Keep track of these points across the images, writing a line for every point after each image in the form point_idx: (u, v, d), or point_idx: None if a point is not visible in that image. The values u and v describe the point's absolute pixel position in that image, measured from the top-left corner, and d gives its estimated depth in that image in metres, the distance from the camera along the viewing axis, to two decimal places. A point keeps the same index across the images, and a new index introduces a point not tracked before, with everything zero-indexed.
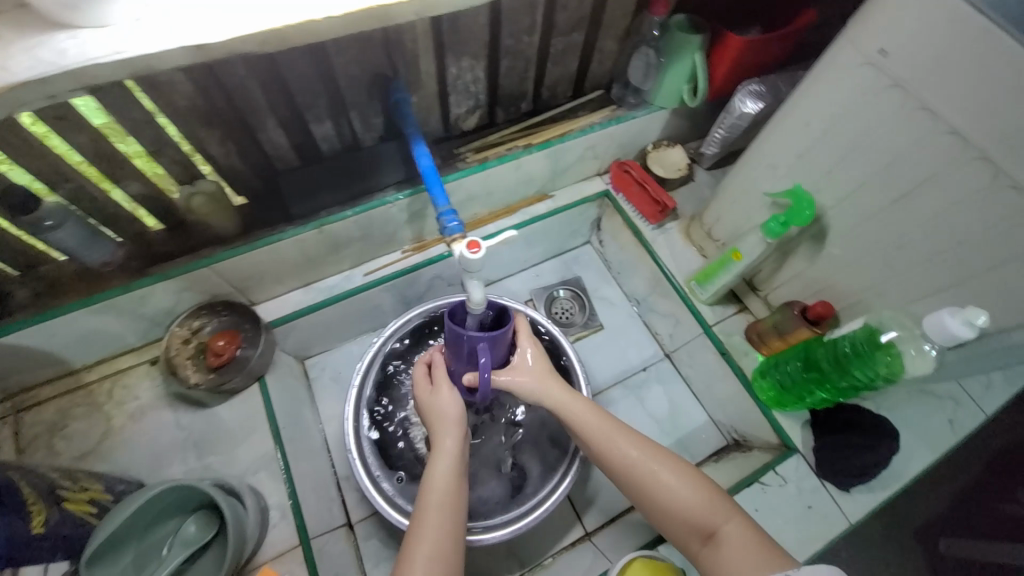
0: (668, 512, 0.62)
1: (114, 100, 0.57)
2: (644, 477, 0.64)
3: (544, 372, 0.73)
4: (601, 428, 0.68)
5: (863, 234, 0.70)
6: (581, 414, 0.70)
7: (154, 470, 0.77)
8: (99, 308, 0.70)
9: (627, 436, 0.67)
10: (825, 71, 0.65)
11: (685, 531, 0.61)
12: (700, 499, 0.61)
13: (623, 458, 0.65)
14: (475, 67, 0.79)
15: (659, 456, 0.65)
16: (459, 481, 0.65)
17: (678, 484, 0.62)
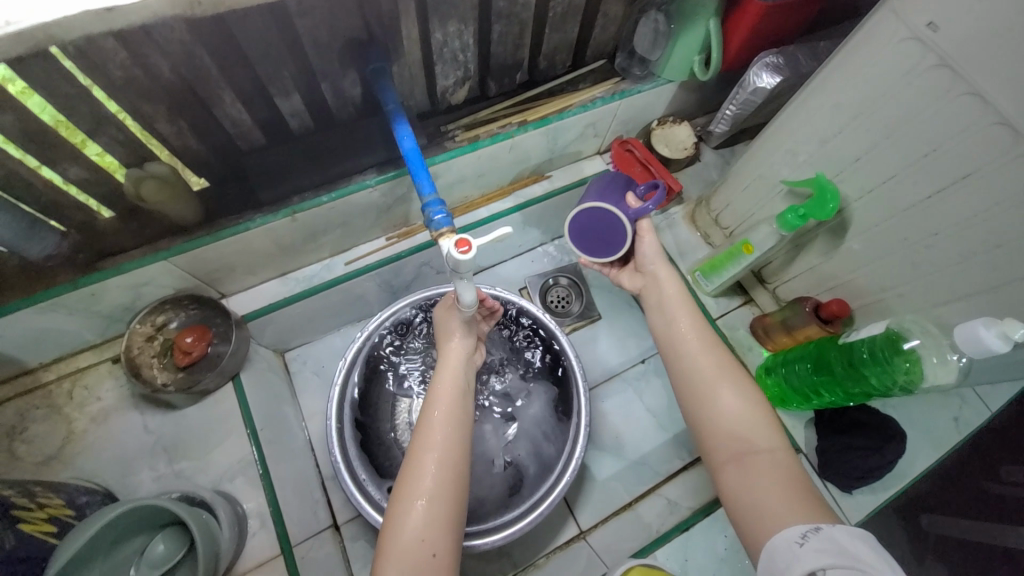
0: (713, 422, 0.59)
1: (35, 73, 0.48)
2: (704, 381, 0.62)
3: (659, 260, 0.73)
4: (680, 333, 0.66)
5: (888, 231, 0.64)
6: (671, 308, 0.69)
7: (122, 477, 0.72)
8: (46, 306, 0.63)
9: (706, 347, 0.64)
10: (862, 46, 0.57)
11: (721, 443, 0.58)
12: (750, 418, 0.58)
13: (690, 361, 0.64)
14: (464, 32, 0.69)
15: (730, 369, 0.63)
16: (463, 399, 0.66)
17: (731, 398, 0.60)
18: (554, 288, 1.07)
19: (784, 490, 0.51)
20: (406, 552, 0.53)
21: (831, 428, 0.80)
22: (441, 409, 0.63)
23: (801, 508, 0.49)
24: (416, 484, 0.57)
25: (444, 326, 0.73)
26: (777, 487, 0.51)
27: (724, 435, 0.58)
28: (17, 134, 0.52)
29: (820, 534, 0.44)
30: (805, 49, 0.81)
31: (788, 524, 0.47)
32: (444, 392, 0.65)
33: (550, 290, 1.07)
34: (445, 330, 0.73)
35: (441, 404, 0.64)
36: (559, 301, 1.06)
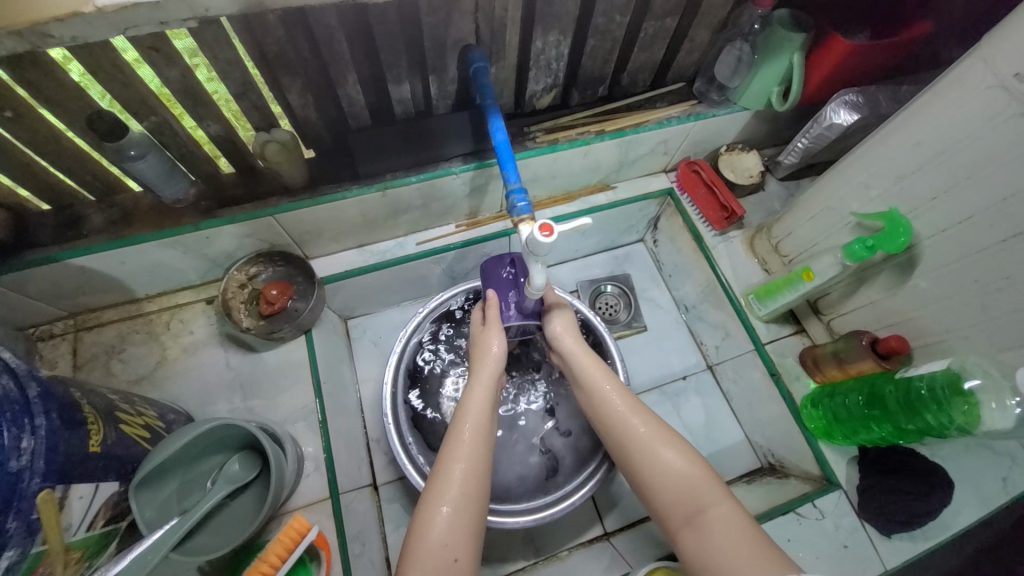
0: (657, 485, 0.60)
1: (208, 39, 0.57)
2: (640, 445, 0.63)
3: (567, 332, 0.75)
4: (610, 397, 0.68)
5: (956, 272, 0.65)
6: (599, 377, 0.70)
7: (201, 405, 0.80)
8: (168, 241, 0.72)
9: (637, 409, 0.66)
10: (949, 88, 0.59)
11: (671, 506, 0.59)
12: (690, 475, 0.59)
13: (623, 423, 0.65)
14: (561, 43, 0.75)
15: (665, 432, 0.64)
16: (491, 419, 0.66)
17: (673, 456, 0.61)
18: (604, 296, 1.11)
19: (747, 552, 0.52)
20: (428, 557, 0.55)
21: (874, 467, 0.79)
22: (469, 425, 0.64)
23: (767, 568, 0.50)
24: (440, 491, 0.59)
25: (481, 342, 0.74)
26: (737, 546, 0.53)
27: (672, 497, 0.59)
28: (180, 89, 0.61)
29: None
30: (889, 90, 0.83)
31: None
32: (475, 407, 0.65)
33: (599, 297, 1.11)
34: (480, 344, 0.73)
35: (470, 420, 0.64)
36: (607, 309, 1.10)
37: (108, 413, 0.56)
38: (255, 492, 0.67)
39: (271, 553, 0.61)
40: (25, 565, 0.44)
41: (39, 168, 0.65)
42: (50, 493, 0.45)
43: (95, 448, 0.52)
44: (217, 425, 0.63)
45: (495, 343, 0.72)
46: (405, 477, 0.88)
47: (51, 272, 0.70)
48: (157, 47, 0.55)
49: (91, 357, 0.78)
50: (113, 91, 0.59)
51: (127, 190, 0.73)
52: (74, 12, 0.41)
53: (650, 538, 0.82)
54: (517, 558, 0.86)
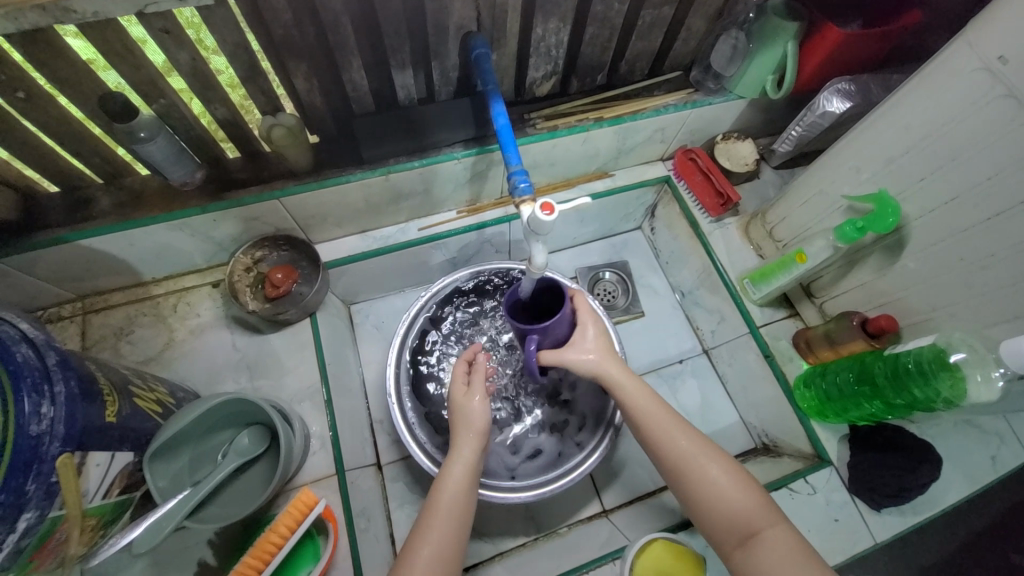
0: (708, 506, 0.61)
1: (218, 21, 0.58)
2: (687, 465, 0.63)
3: (600, 347, 0.71)
4: (652, 415, 0.67)
5: (943, 251, 0.68)
6: (636, 394, 0.69)
7: (208, 384, 0.82)
8: (175, 223, 0.74)
9: (681, 426, 0.66)
10: (936, 72, 0.61)
11: (724, 527, 0.59)
12: (742, 498, 0.60)
13: (667, 443, 0.65)
14: (561, 30, 0.77)
15: (710, 448, 0.64)
16: (470, 494, 0.65)
17: (719, 473, 0.62)
18: (602, 282, 1.13)
19: (803, 570, 0.53)
20: None
21: (865, 445, 0.80)
22: (443, 504, 0.63)
23: None
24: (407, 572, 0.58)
25: (463, 410, 0.69)
26: (795, 567, 0.53)
27: (723, 520, 0.60)
28: (190, 72, 0.62)
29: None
30: (880, 77, 0.85)
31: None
32: (452, 484, 0.64)
33: (598, 283, 1.13)
34: (461, 411, 0.69)
35: (445, 499, 0.63)
36: (606, 295, 1.12)
37: (122, 387, 0.58)
38: (263, 466, 0.69)
39: (279, 525, 0.63)
40: (42, 530, 0.45)
41: (49, 149, 0.66)
42: (69, 457, 0.46)
43: (111, 418, 0.53)
44: (230, 399, 0.66)
45: (477, 410, 0.69)
46: (408, 457, 0.90)
47: (59, 253, 0.71)
48: (168, 29, 0.57)
49: (98, 339, 0.80)
50: (123, 73, 0.60)
51: (135, 174, 0.74)
52: None
53: (647, 516, 0.84)
54: (517, 534, 0.88)
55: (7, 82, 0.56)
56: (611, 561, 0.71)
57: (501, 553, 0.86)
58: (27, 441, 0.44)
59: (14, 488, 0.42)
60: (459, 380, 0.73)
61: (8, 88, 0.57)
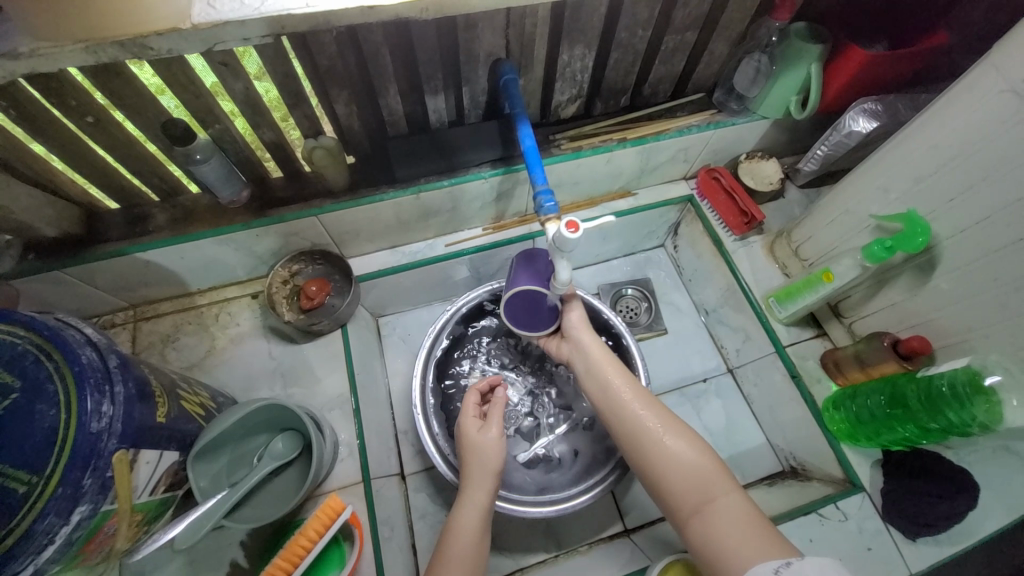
0: (667, 478, 0.62)
1: (271, 54, 0.63)
2: (649, 438, 0.65)
3: (582, 325, 0.77)
4: (616, 392, 0.70)
5: (977, 271, 0.67)
6: (607, 370, 0.73)
7: (245, 390, 0.86)
8: (222, 238, 0.79)
9: (645, 403, 0.69)
10: (963, 93, 0.61)
11: (680, 496, 0.60)
12: (699, 466, 0.61)
13: (632, 418, 0.67)
14: (586, 56, 0.80)
15: (672, 423, 0.66)
16: (483, 532, 0.66)
17: (680, 447, 0.63)
18: (625, 299, 1.14)
19: (749, 532, 0.54)
20: None
21: (899, 471, 0.78)
22: (459, 543, 0.64)
23: (772, 546, 0.52)
24: None
25: (478, 445, 0.71)
26: (745, 534, 0.54)
27: (681, 488, 0.61)
28: (243, 100, 0.68)
29: (790, 568, 0.48)
30: (907, 98, 0.85)
31: (762, 561, 0.50)
32: (467, 526, 0.65)
33: (621, 300, 1.14)
34: (473, 445, 0.72)
35: (461, 535, 0.65)
36: (628, 312, 1.12)
37: (171, 390, 0.62)
38: (296, 470, 0.73)
39: (308, 528, 0.66)
40: (93, 522, 0.48)
41: (114, 170, 0.73)
42: (123, 454, 0.50)
43: (161, 419, 0.57)
44: (270, 405, 0.69)
45: (485, 445, 0.71)
46: (431, 468, 0.92)
47: (115, 264, 0.77)
48: (227, 62, 0.62)
49: (147, 345, 0.86)
50: (184, 101, 0.66)
51: (188, 192, 0.80)
52: (175, 27, 0.48)
53: (670, 536, 0.82)
54: (538, 550, 0.88)
55: (80, 108, 0.63)
56: None
57: (521, 568, 0.86)
58: (87, 437, 0.47)
59: (73, 483, 0.45)
60: (466, 413, 0.76)
61: (80, 113, 0.63)
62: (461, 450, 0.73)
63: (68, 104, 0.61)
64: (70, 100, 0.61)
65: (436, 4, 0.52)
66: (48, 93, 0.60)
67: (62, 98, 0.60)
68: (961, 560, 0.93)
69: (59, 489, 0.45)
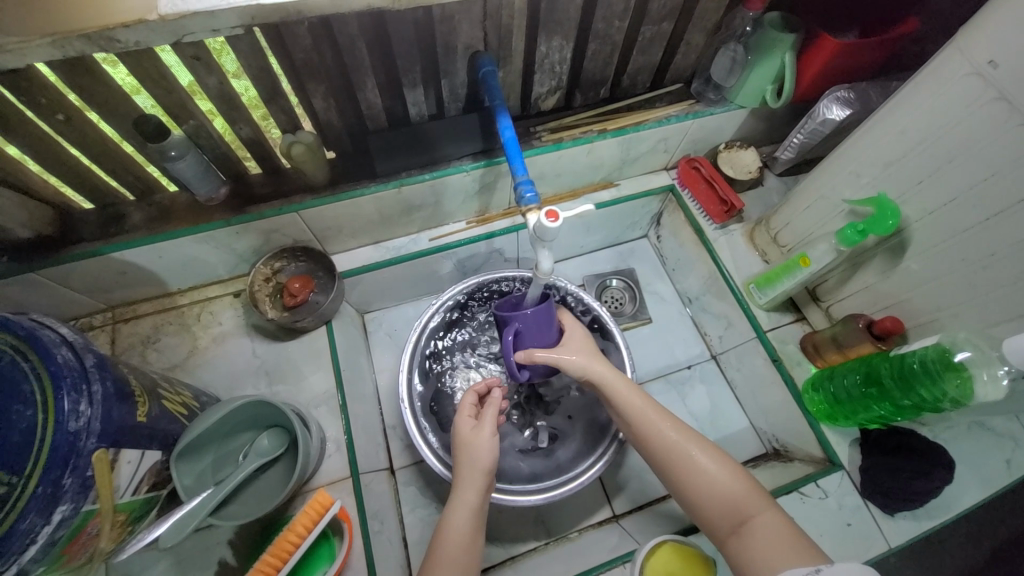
0: (702, 498, 0.63)
1: (244, 47, 0.63)
2: (679, 460, 0.65)
3: (594, 357, 0.76)
4: (641, 411, 0.70)
5: (945, 252, 0.69)
6: (628, 395, 0.72)
7: (229, 389, 0.86)
8: (201, 236, 0.78)
9: (671, 421, 0.69)
10: (930, 78, 0.63)
11: (714, 517, 0.61)
12: (733, 487, 0.62)
13: (658, 437, 0.68)
14: (564, 47, 0.80)
15: (701, 442, 0.67)
16: (477, 533, 0.67)
17: (710, 464, 0.64)
18: (610, 289, 1.15)
19: (783, 547, 0.55)
20: None
21: (877, 449, 0.80)
22: (452, 546, 0.64)
23: (803, 557, 0.53)
24: None
25: (473, 444, 0.71)
26: (781, 548, 0.54)
27: (715, 508, 0.61)
28: (218, 94, 0.67)
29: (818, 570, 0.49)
30: (879, 85, 0.87)
31: (795, 568, 0.51)
32: (458, 527, 0.66)
33: (606, 290, 1.15)
34: (469, 446, 0.72)
35: (453, 535, 0.65)
36: (613, 301, 1.14)
37: (152, 389, 0.61)
38: (283, 465, 0.73)
39: (296, 524, 0.66)
40: (75, 522, 0.48)
41: (86, 169, 0.71)
42: (104, 453, 0.49)
43: (142, 418, 0.56)
44: (253, 401, 0.69)
45: (482, 449, 0.71)
46: (420, 462, 0.93)
47: (92, 265, 0.75)
48: (199, 56, 0.61)
49: (127, 346, 0.85)
50: (157, 97, 0.65)
51: (164, 190, 0.79)
52: (142, 18, 0.47)
53: (660, 520, 0.84)
54: (528, 539, 0.89)
55: (50, 107, 0.61)
56: (622, 564, 0.72)
57: (512, 557, 0.87)
58: (65, 436, 0.46)
59: (52, 482, 0.45)
60: (462, 413, 0.76)
61: (50, 111, 0.62)
62: (456, 447, 0.73)
63: (35, 102, 0.60)
64: (39, 97, 0.60)
65: None
66: (17, 91, 0.58)
67: (27, 95, 0.59)
68: (938, 534, 0.97)
69: (38, 489, 0.44)
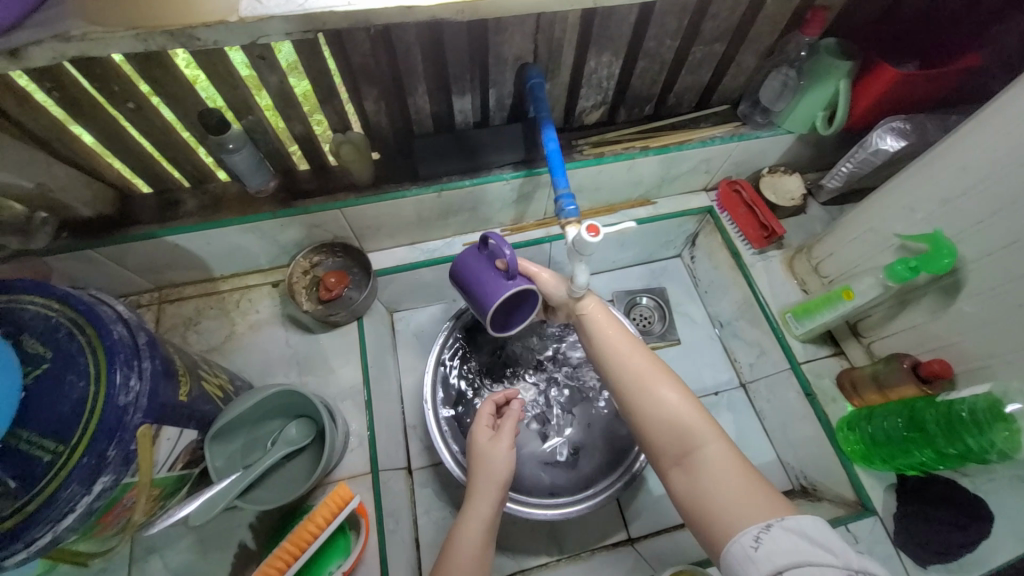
0: (652, 426, 0.60)
1: (306, 49, 0.65)
2: (637, 389, 0.63)
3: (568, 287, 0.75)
4: (614, 344, 0.68)
5: (1004, 296, 0.65)
6: (606, 330, 0.70)
7: (261, 375, 0.89)
8: (248, 226, 0.81)
9: (639, 354, 0.66)
10: (997, 115, 0.60)
11: (664, 448, 0.59)
12: (683, 417, 0.59)
13: (622, 367, 0.65)
14: (613, 63, 0.80)
15: (665, 376, 0.63)
16: (487, 546, 0.66)
17: (668, 397, 0.61)
18: (639, 307, 1.14)
19: (732, 488, 0.53)
20: None
21: (913, 497, 0.76)
22: (463, 558, 0.64)
23: (751, 502, 0.51)
24: None
25: (488, 457, 0.71)
26: (730, 488, 0.52)
27: (664, 437, 0.59)
28: (277, 92, 0.70)
29: (771, 532, 0.47)
30: (938, 118, 0.84)
31: (743, 517, 0.50)
32: (467, 540, 0.65)
33: (635, 308, 1.14)
34: (484, 458, 0.71)
35: (464, 547, 0.65)
36: (642, 319, 1.12)
37: (193, 370, 0.64)
38: (309, 455, 0.74)
39: (316, 515, 0.67)
40: (113, 494, 0.50)
41: (149, 155, 0.75)
42: (147, 429, 0.51)
43: (183, 398, 0.58)
44: (284, 391, 0.71)
45: (498, 460, 0.71)
46: (438, 464, 0.93)
47: (146, 246, 0.79)
48: (264, 55, 0.64)
49: (170, 326, 0.89)
50: (221, 91, 0.68)
51: (218, 180, 0.82)
52: (222, 20, 0.50)
53: (678, 549, 0.81)
54: (540, 554, 0.88)
55: (124, 95, 0.65)
56: None
57: (523, 570, 0.86)
58: (114, 410, 0.48)
59: (97, 453, 0.47)
60: (482, 422, 0.76)
61: (122, 99, 0.65)
62: (472, 457, 0.73)
63: (111, 90, 0.64)
64: (114, 85, 0.63)
65: (470, 6, 0.53)
66: (97, 80, 0.62)
67: (104, 82, 0.63)
68: None
69: (84, 458, 0.46)
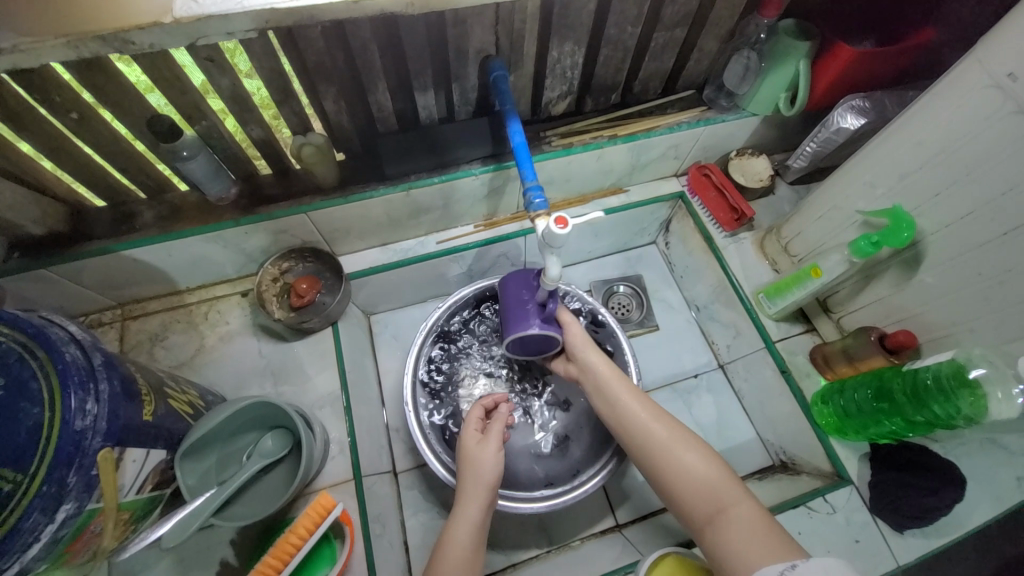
0: (679, 486, 0.63)
1: (257, 49, 0.63)
2: (660, 451, 0.66)
3: (586, 345, 0.78)
4: (629, 405, 0.71)
5: (961, 265, 0.68)
6: (617, 387, 0.74)
7: (235, 388, 0.86)
8: (210, 235, 0.79)
9: (657, 416, 0.69)
10: (949, 90, 0.62)
11: (693, 506, 0.61)
12: (710, 478, 0.61)
13: (642, 428, 0.69)
14: (576, 52, 0.80)
15: (687, 439, 0.66)
16: (478, 555, 0.65)
17: (693, 460, 0.64)
18: (617, 296, 1.14)
19: (759, 539, 0.54)
20: None
21: (886, 464, 0.79)
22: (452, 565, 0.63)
23: (779, 549, 0.52)
24: None
25: (476, 460, 0.71)
26: (755, 540, 0.54)
27: (693, 498, 0.61)
28: (230, 95, 0.67)
29: (795, 571, 0.48)
30: (895, 94, 0.85)
31: (769, 563, 0.50)
32: (457, 547, 0.64)
33: (612, 296, 1.14)
34: (474, 462, 0.71)
35: (453, 554, 0.64)
36: (620, 308, 1.13)
37: (158, 388, 0.61)
38: (287, 466, 0.73)
39: (298, 526, 0.66)
40: (78, 522, 0.48)
41: (99, 167, 0.72)
42: (109, 452, 0.49)
43: (148, 417, 0.56)
44: (256, 403, 0.69)
45: (487, 466, 0.70)
46: (423, 465, 0.92)
47: (102, 262, 0.76)
48: (213, 57, 0.61)
49: (135, 343, 0.86)
50: (170, 97, 0.65)
51: (175, 189, 0.80)
52: (157, 21, 0.47)
53: (664, 531, 0.83)
54: (530, 546, 0.88)
55: (65, 105, 0.62)
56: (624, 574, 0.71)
57: (513, 564, 0.87)
58: (71, 435, 0.46)
59: (57, 481, 0.45)
60: (472, 428, 0.76)
61: (64, 110, 0.62)
62: (461, 462, 0.73)
63: (51, 100, 0.61)
64: (53, 95, 0.60)
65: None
66: (34, 90, 0.59)
67: (42, 92, 0.59)
68: (948, 552, 0.95)
69: (43, 487, 0.44)
